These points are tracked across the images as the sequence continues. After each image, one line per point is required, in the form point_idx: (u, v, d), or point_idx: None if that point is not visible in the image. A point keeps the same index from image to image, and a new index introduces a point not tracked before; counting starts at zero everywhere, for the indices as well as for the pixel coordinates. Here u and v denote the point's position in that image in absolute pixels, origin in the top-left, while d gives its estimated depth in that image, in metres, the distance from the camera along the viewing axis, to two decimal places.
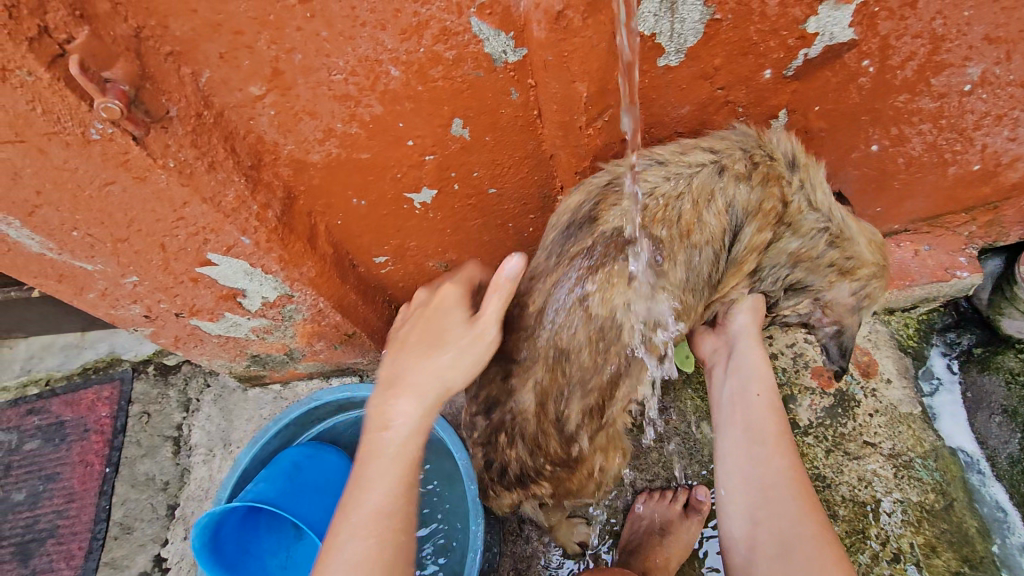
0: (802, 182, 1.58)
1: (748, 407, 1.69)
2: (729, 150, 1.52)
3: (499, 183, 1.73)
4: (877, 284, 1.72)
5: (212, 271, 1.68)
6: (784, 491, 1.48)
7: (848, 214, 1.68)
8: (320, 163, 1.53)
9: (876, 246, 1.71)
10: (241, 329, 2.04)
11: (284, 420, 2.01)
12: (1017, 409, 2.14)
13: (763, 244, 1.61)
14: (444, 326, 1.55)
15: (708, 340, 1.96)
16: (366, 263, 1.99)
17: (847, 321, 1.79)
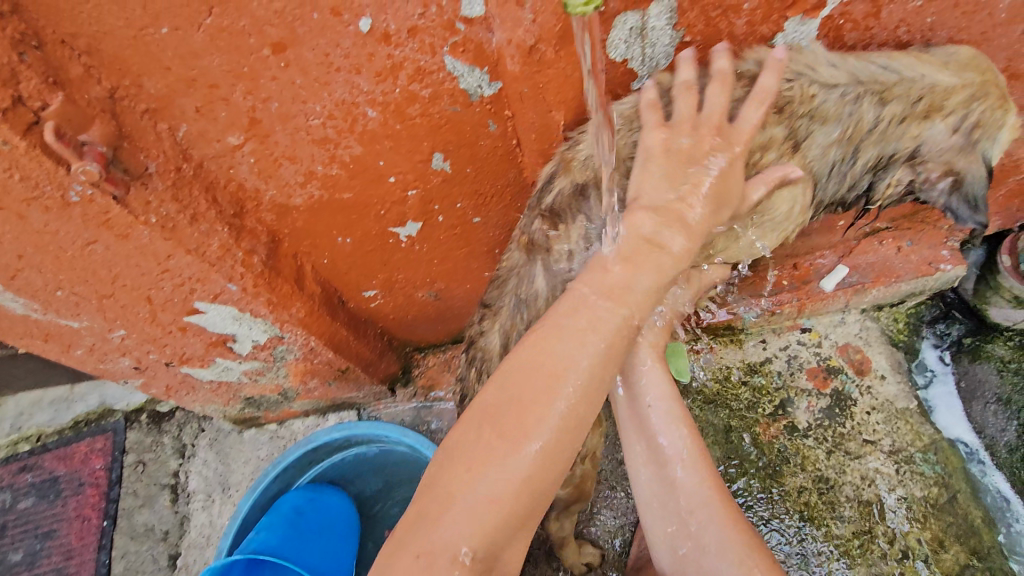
0: (787, 72, 1.38)
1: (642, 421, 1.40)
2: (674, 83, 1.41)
3: (483, 212, 1.74)
4: (985, 104, 1.34)
5: (200, 319, 1.67)
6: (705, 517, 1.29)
7: (890, 58, 1.35)
8: (303, 205, 1.53)
9: (950, 69, 1.33)
10: (232, 373, 2.02)
11: (283, 465, 2.00)
12: (1011, 396, 2.24)
13: (786, 145, 1.49)
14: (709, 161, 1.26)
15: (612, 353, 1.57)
16: (355, 299, 1.98)
17: (960, 165, 1.43)
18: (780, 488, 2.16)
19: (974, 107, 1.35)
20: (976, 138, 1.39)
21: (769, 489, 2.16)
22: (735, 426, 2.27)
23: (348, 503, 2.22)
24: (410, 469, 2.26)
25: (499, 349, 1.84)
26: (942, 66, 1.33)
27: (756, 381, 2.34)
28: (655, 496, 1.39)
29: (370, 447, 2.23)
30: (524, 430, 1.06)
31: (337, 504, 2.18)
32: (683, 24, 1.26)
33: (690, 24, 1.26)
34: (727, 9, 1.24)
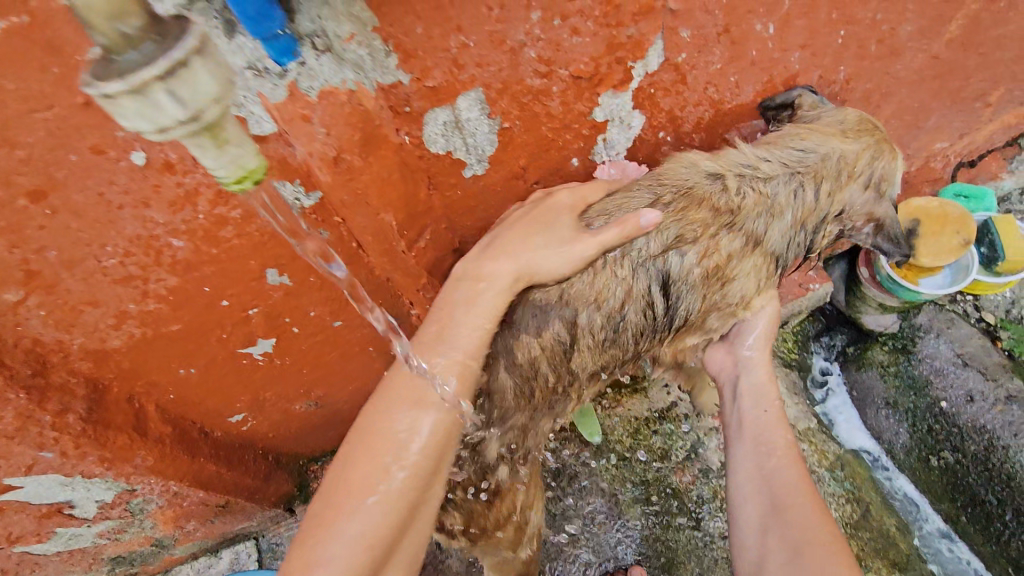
0: (730, 181, 1.49)
1: (757, 410, 1.56)
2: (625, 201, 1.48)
3: (343, 314, 1.60)
4: (885, 159, 1.57)
5: (16, 496, 1.41)
6: (798, 499, 1.34)
7: (802, 139, 1.52)
8: (123, 346, 1.34)
9: (850, 136, 1.52)
10: (83, 539, 1.73)
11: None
12: (897, 399, 2.27)
13: (745, 247, 1.55)
14: (553, 220, 1.38)
15: (715, 354, 1.76)
16: (222, 425, 1.76)
17: (877, 212, 1.64)
18: (705, 535, 2.11)
19: (876, 165, 1.57)
20: (884, 192, 1.62)
21: (696, 539, 2.11)
22: (651, 478, 2.20)
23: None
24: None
25: None
26: (842, 136, 1.52)
27: (666, 429, 2.26)
28: (752, 472, 1.44)
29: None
30: None
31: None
32: (499, 111, 1.24)
33: (505, 110, 1.24)
34: (537, 93, 1.24)
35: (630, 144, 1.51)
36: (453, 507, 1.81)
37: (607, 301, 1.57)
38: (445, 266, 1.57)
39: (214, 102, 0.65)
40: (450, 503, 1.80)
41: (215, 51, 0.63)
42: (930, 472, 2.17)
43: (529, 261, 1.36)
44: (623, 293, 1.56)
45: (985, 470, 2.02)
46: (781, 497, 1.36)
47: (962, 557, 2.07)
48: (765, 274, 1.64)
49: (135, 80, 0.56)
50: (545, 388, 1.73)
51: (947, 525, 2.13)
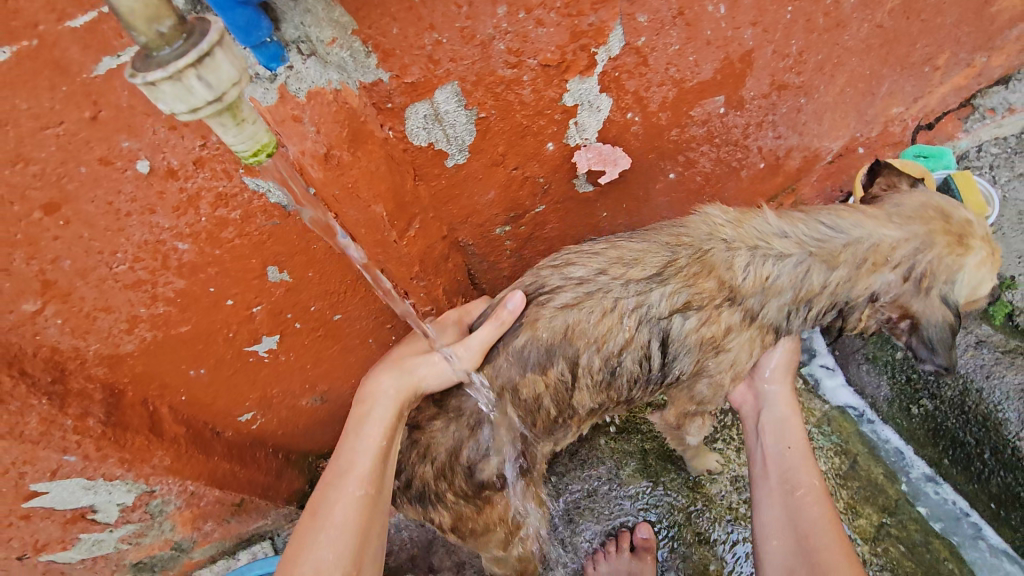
0: (741, 252, 1.69)
1: (780, 456, 1.65)
2: (654, 257, 1.69)
3: (342, 307, 1.69)
4: (937, 246, 1.64)
5: (43, 502, 1.48)
6: (822, 540, 1.41)
7: (837, 218, 1.71)
8: (136, 350, 1.42)
9: (893, 222, 1.68)
10: (107, 545, 1.79)
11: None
12: (876, 353, 2.37)
13: (742, 323, 1.76)
14: (438, 335, 1.68)
15: (739, 393, 1.91)
16: (232, 426, 1.83)
17: (917, 307, 1.70)
18: (704, 499, 2.14)
19: (922, 256, 1.66)
20: (925, 287, 1.67)
21: (695, 503, 2.13)
22: (649, 448, 2.29)
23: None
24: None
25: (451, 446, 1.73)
26: (889, 221, 1.68)
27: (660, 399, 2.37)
28: (775, 514, 1.54)
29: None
30: None
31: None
32: (474, 102, 1.32)
33: (480, 101, 1.33)
34: (509, 83, 1.33)
35: (601, 127, 1.60)
36: (443, 508, 1.78)
37: (610, 345, 1.74)
38: (437, 253, 1.65)
39: (233, 85, 0.71)
40: (440, 503, 1.76)
41: (235, 41, 0.71)
42: (913, 418, 2.26)
43: (414, 372, 1.54)
44: (627, 341, 1.74)
45: (963, 413, 2.11)
46: (804, 531, 1.45)
47: (948, 499, 2.16)
48: (759, 345, 1.81)
49: (173, 67, 0.64)
50: (544, 419, 1.85)
51: (932, 470, 2.22)
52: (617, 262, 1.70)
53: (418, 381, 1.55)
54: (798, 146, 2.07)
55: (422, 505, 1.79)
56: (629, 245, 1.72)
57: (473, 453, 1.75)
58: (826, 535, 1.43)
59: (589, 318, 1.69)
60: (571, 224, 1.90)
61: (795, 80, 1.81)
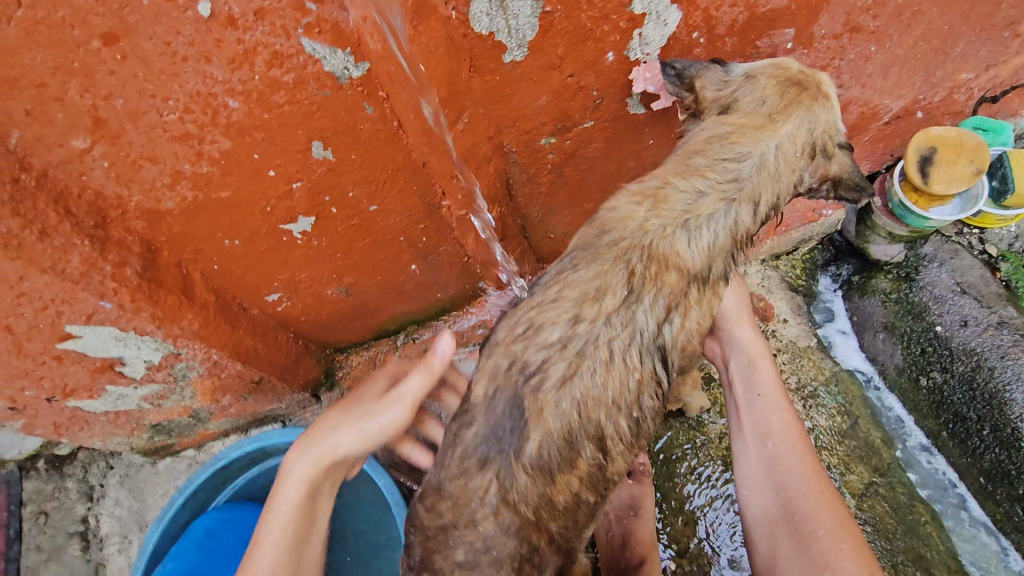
0: (677, 234, 1.59)
1: (753, 407, 1.60)
2: (609, 271, 1.56)
3: (379, 200, 1.70)
4: (812, 117, 1.65)
5: (76, 345, 1.54)
6: (800, 490, 1.39)
7: (732, 153, 1.62)
8: (176, 209, 1.43)
9: (773, 123, 1.62)
10: (130, 401, 1.88)
11: (190, 489, 1.78)
12: (894, 323, 2.39)
13: (701, 286, 1.67)
14: (362, 394, 1.63)
15: (710, 346, 1.88)
16: (258, 304, 1.89)
17: (833, 171, 1.74)
18: (702, 436, 2.19)
19: (811, 131, 1.66)
20: (828, 152, 1.70)
21: (692, 439, 2.19)
22: None
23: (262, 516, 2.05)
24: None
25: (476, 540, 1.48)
26: (769, 127, 1.62)
27: None
28: (755, 468, 1.50)
29: None
30: None
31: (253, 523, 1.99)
32: None
33: None
34: None
35: (663, 43, 1.55)
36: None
37: (626, 398, 1.59)
38: (481, 155, 1.64)
39: None
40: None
41: None
42: (920, 391, 2.29)
43: (329, 441, 1.50)
44: (638, 381, 1.61)
45: (970, 390, 2.13)
46: (783, 481, 1.43)
47: (939, 469, 2.22)
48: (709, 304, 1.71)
49: None
50: (586, 512, 1.61)
51: (929, 441, 2.26)
52: (591, 295, 1.55)
53: (333, 447, 1.50)
54: (858, 100, 2.01)
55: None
56: (575, 268, 1.63)
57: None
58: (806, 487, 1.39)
59: (596, 377, 1.52)
60: (615, 149, 1.86)
61: (870, 23, 1.73)
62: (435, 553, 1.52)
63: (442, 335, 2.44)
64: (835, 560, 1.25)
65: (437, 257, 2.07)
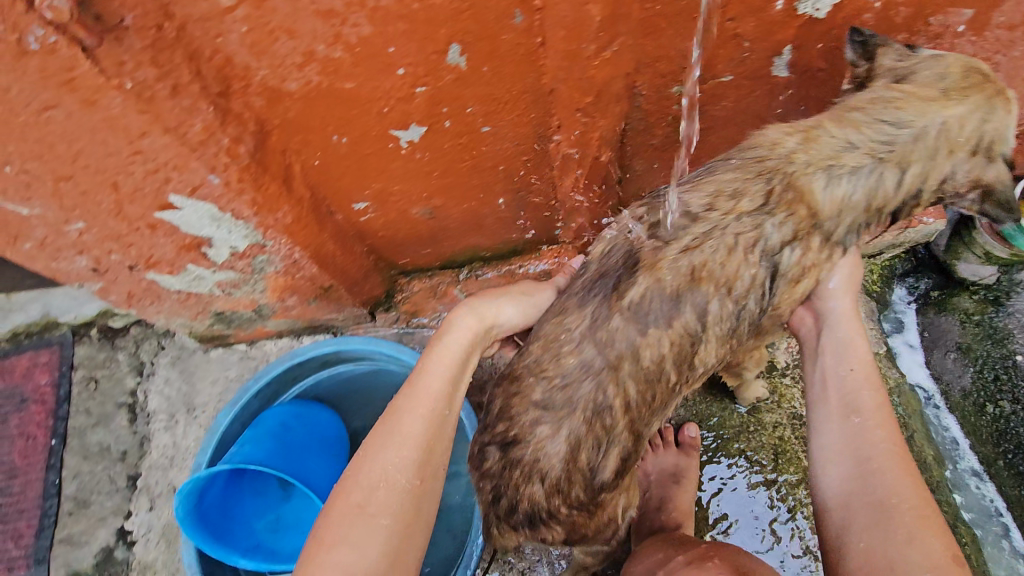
0: (818, 174, 1.46)
1: (840, 378, 1.39)
2: (743, 182, 1.50)
3: (493, 121, 1.61)
4: (996, 111, 1.44)
5: (173, 216, 1.50)
6: (883, 467, 1.20)
7: (897, 108, 1.45)
8: (297, 93, 1.36)
9: (954, 99, 1.42)
10: (204, 284, 1.86)
11: (266, 379, 1.70)
12: (970, 345, 2.29)
13: (821, 244, 1.53)
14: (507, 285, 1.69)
15: (798, 316, 1.65)
16: (345, 211, 1.82)
17: (989, 178, 1.52)
18: (756, 422, 2.11)
19: (986, 128, 1.45)
20: (993, 155, 1.49)
21: (746, 423, 2.12)
22: None
23: (337, 418, 1.89)
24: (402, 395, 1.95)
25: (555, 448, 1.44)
26: (946, 99, 1.42)
27: None
28: (833, 439, 1.30)
29: (359, 363, 1.92)
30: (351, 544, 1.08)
31: (327, 422, 1.85)
32: None
33: None
34: None
35: (837, 1, 1.41)
36: (557, 523, 1.51)
37: (737, 288, 1.51)
38: (614, 91, 1.54)
39: None
40: (553, 520, 1.50)
41: None
42: (983, 417, 2.21)
43: (494, 308, 1.55)
44: (751, 280, 1.51)
45: None
46: (866, 457, 1.23)
47: (987, 495, 2.17)
48: (816, 254, 1.54)
49: None
50: (665, 391, 1.55)
51: (981, 467, 2.20)
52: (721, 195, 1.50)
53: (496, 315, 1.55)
54: None
55: (531, 529, 1.52)
56: (711, 171, 1.58)
57: (595, 455, 1.46)
58: (892, 466, 1.21)
59: (714, 257, 1.47)
60: (742, 111, 1.74)
61: None
62: (509, 424, 1.50)
63: (507, 278, 2.31)
64: (917, 541, 1.08)
65: (528, 194, 1.98)
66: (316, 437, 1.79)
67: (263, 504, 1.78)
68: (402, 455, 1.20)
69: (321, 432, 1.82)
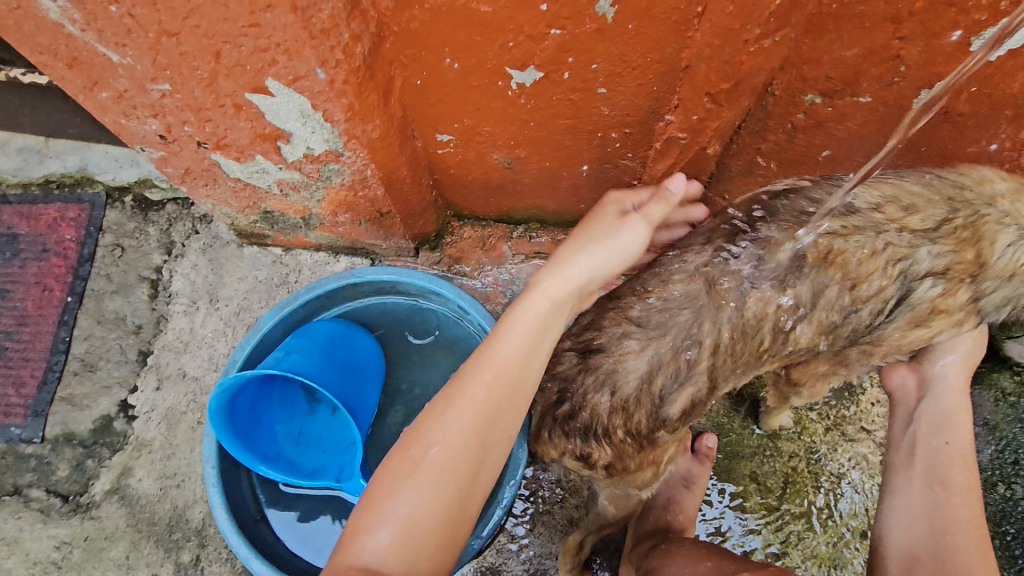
0: (1009, 229, 1.41)
1: (932, 451, 1.41)
2: (927, 203, 1.42)
3: (612, 84, 1.51)
4: None
5: (262, 102, 1.40)
6: (960, 540, 1.24)
7: None
8: (429, 3, 1.25)
9: None
10: (264, 179, 1.77)
11: (319, 291, 1.76)
12: (997, 424, 2.20)
13: (966, 300, 1.50)
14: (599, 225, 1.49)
15: (898, 374, 1.63)
16: (426, 139, 1.72)
17: None
18: (772, 447, 2.09)
19: None
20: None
21: (763, 446, 2.09)
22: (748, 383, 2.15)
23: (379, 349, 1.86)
24: (444, 340, 1.92)
25: (640, 376, 1.48)
26: None
27: None
28: (913, 503, 1.33)
29: (411, 299, 1.91)
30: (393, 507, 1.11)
31: (369, 349, 1.82)
32: None
33: None
34: None
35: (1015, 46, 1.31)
36: (608, 444, 1.55)
37: (863, 290, 1.47)
38: (751, 84, 1.45)
39: None
40: (606, 440, 1.54)
41: None
42: (991, 494, 2.15)
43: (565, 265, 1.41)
44: (877, 290, 1.47)
45: None
46: (943, 526, 1.27)
47: None
48: (956, 311, 1.51)
49: None
50: (752, 352, 1.54)
51: None
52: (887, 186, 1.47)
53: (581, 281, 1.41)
54: None
55: (581, 441, 1.56)
56: (887, 179, 1.49)
57: (667, 382, 1.49)
58: (969, 540, 1.24)
59: (857, 252, 1.43)
60: None
61: None
62: (597, 334, 1.53)
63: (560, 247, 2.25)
64: None
65: (613, 167, 1.88)
66: (359, 362, 1.78)
67: (290, 413, 1.80)
68: (470, 416, 1.19)
69: (363, 358, 1.79)
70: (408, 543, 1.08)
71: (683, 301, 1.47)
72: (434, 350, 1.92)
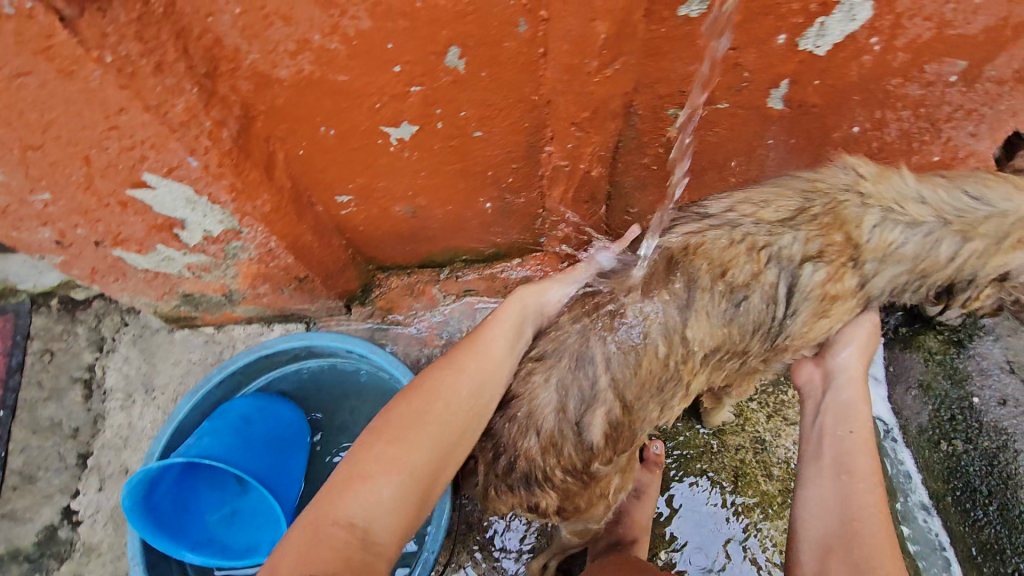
0: (873, 210, 1.46)
1: (837, 441, 1.45)
2: (780, 196, 1.51)
3: (486, 126, 1.58)
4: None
5: (146, 195, 1.44)
6: (864, 528, 1.27)
7: (984, 186, 1.42)
8: (287, 80, 1.31)
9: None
10: (174, 265, 1.80)
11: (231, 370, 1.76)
12: (931, 383, 2.22)
13: (853, 287, 1.55)
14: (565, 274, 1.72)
15: (807, 370, 1.70)
16: (326, 203, 1.77)
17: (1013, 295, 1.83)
18: (719, 444, 2.13)
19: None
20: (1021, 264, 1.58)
21: (709, 443, 2.13)
22: None
23: (300, 417, 1.89)
24: (373, 394, 1.94)
25: (556, 409, 1.52)
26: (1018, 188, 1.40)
27: None
28: (823, 496, 1.37)
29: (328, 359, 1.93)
30: (396, 448, 1.20)
31: (290, 418, 1.86)
32: None
33: None
34: None
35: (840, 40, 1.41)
36: (551, 487, 1.57)
37: (735, 278, 1.51)
38: (612, 107, 1.54)
39: None
40: (549, 484, 1.56)
41: None
42: (937, 453, 2.16)
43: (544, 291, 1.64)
44: (756, 279, 1.52)
45: (989, 464, 2.04)
46: (850, 515, 1.30)
47: (933, 530, 2.14)
48: (846, 302, 1.57)
49: None
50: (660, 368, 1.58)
51: (930, 501, 2.17)
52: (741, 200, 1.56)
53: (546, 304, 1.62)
54: None
55: (526, 491, 1.58)
56: (749, 191, 1.58)
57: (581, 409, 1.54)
58: (872, 527, 1.27)
59: (716, 244, 1.51)
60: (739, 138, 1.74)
61: None
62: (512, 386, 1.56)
63: (487, 281, 2.29)
64: None
65: (515, 199, 1.94)
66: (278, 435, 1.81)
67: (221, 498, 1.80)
68: (463, 388, 1.35)
69: (282, 427, 1.83)
70: (401, 485, 1.16)
71: (585, 342, 1.55)
72: (369, 405, 1.94)
